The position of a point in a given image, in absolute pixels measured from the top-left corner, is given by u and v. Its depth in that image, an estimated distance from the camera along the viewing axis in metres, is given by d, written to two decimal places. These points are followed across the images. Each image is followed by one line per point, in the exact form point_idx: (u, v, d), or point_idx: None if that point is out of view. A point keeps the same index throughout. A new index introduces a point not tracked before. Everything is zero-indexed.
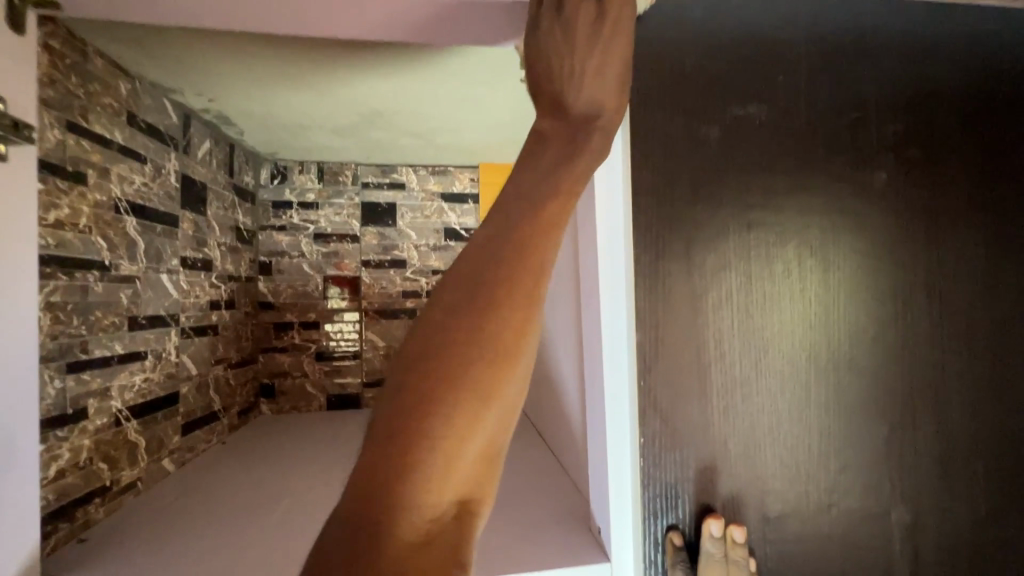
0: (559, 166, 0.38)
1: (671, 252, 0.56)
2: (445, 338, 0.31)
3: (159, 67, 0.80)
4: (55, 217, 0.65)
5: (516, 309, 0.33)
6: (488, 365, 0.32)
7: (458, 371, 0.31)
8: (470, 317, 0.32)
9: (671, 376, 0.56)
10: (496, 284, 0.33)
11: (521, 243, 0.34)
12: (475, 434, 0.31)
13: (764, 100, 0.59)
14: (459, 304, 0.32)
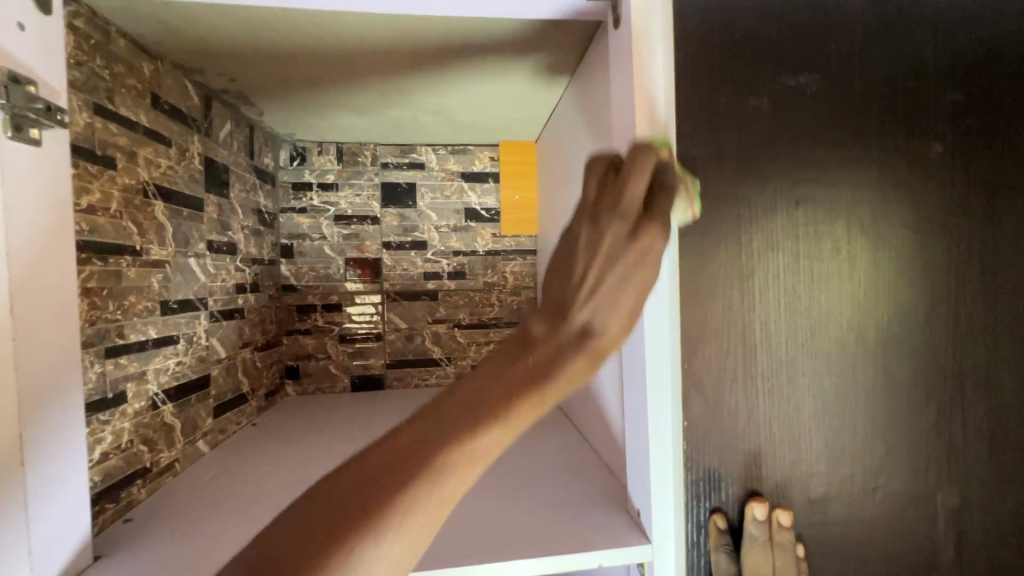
0: (584, 330, 0.42)
1: (717, 232, 0.54)
2: (423, 443, 0.39)
3: (182, 48, 0.78)
4: (88, 202, 0.65)
5: (473, 448, 0.39)
6: (431, 479, 0.38)
7: (396, 482, 0.38)
8: (442, 434, 0.39)
9: (716, 358, 0.55)
10: (473, 421, 0.40)
11: (498, 399, 0.41)
12: (403, 527, 0.37)
13: (815, 70, 0.56)
14: (426, 440, 0.39)
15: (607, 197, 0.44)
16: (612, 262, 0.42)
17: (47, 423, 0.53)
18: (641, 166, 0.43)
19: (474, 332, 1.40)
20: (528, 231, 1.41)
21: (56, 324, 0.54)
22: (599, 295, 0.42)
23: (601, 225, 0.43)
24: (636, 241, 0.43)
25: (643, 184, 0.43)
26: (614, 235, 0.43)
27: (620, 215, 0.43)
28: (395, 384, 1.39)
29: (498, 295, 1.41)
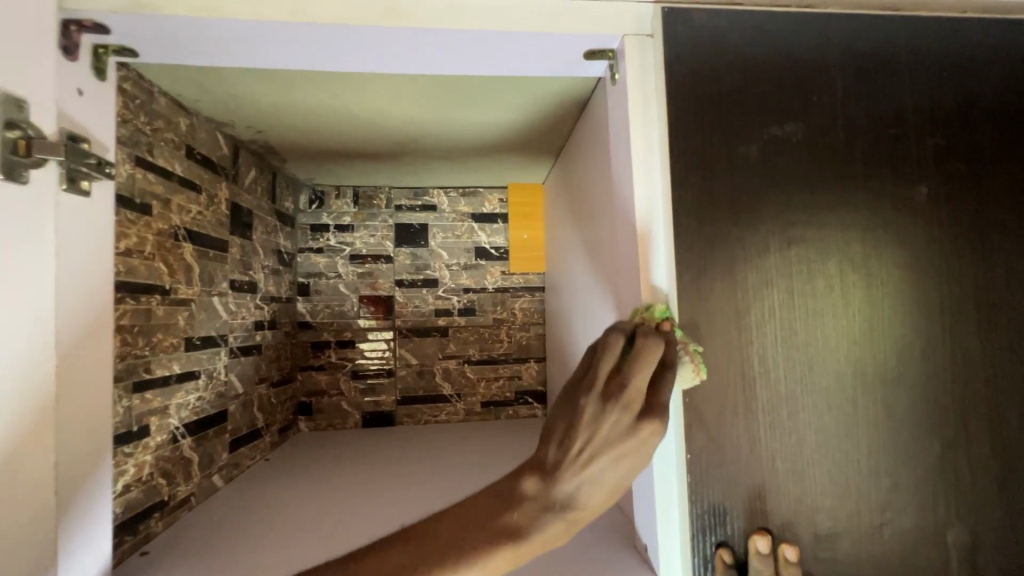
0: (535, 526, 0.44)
1: (713, 270, 0.57)
2: (386, 565, 0.42)
3: (215, 103, 0.85)
4: (125, 245, 0.70)
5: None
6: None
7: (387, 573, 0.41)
8: (401, 560, 0.42)
9: (717, 392, 0.56)
10: (428, 556, 0.42)
11: (479, 536, 0.43)
12: None
13: (800, 120, 0.60)
14: (403, 559, 0.42)
15: (601, 380, 0.48)
16: (611, 453, 0.45)
17: (80, 457, 0.56)
18: (624, 389, 0.47)
19: (485, 368, 1.42)
20: (536, 268, 1.44)
21: (90, 362, 0.58)
22: (595, 463, 0.45)
23: (602, 417, 0.46)
24: (625, 397, 0.47)
25: (644, 379, 0.47)
26: (615, 422, 0.46)
27: (608, 417, 0.46)
28: (406, 420, 1.40)
29: (508, 331, 1.43)
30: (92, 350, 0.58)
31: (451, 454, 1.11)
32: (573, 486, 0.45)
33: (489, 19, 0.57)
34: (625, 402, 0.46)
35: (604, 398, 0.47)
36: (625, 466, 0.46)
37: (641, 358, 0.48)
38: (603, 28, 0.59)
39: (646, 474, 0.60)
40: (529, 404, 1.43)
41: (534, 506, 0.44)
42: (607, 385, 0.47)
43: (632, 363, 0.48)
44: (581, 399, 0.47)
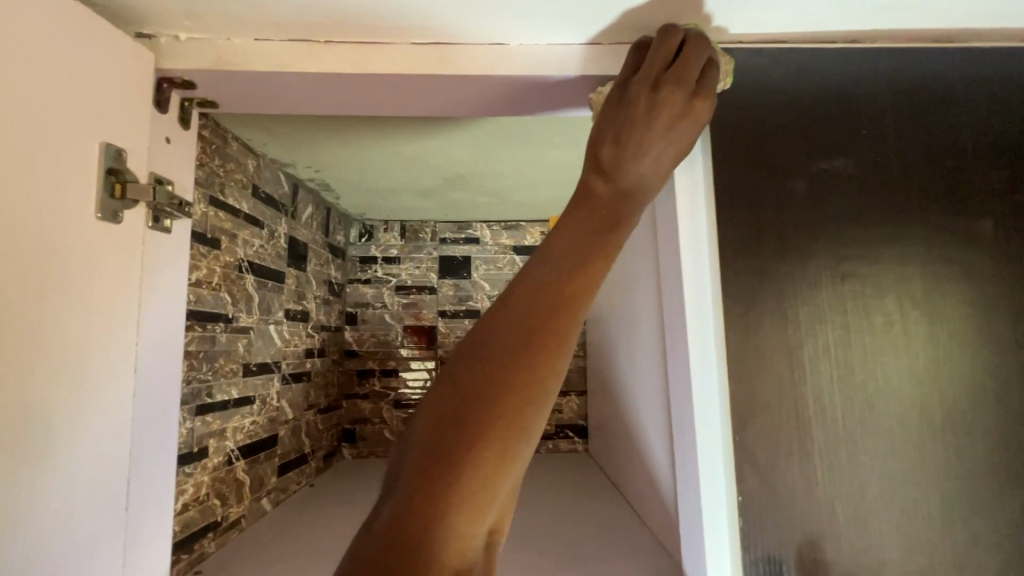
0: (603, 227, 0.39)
1: (763, 305, 0.56)
2: (492, 353, 0.33)
3: (280, 146, 0.93)
4: (197, 277, 0.75)
5: (543, 355, 0.34)
6: (506, 386, 0.32)
7: (500, 363, 0.33)
8: (512, 344, 0.33)
9: (769, 431, 0.54)
10: (532, 326, 0.34)
11: (570, 272, 0.37)
12: (507, 476, 0.32)
13: (850, 153, 0.59)
14: (505, 339, 0.33)
15: (659, 120, 0.45)
16: (662, 122, 0.45)
17: (147, 474, 0.59)
18: (683, 110, 0.46)
19: None
20: None
21: (164, 385, 0.62)
22: (653, 146, 0.44)
23: (655, 115, 0.45)
24: (685, 120, 0.46)
25: (694, 68, 0.49)
26: (671, 99, 0.46)
27: (669, 100, 0.46)
28: None
29: None
30: (167, 369, 0.63)
31: None
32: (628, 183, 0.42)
33: (537, 69, 0.61)
34: (678, 88, 0.47)
35: (663, 115, 0.45)
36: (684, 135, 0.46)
37: (685, 71, 0.48)
38: None
39: (694, 514, 0.58)
40: (569, 439, 1.41)
41: (603, 196, 0.41)
42: (651, 74, 0.48)
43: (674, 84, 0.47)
44: (631, 94, 0.46)
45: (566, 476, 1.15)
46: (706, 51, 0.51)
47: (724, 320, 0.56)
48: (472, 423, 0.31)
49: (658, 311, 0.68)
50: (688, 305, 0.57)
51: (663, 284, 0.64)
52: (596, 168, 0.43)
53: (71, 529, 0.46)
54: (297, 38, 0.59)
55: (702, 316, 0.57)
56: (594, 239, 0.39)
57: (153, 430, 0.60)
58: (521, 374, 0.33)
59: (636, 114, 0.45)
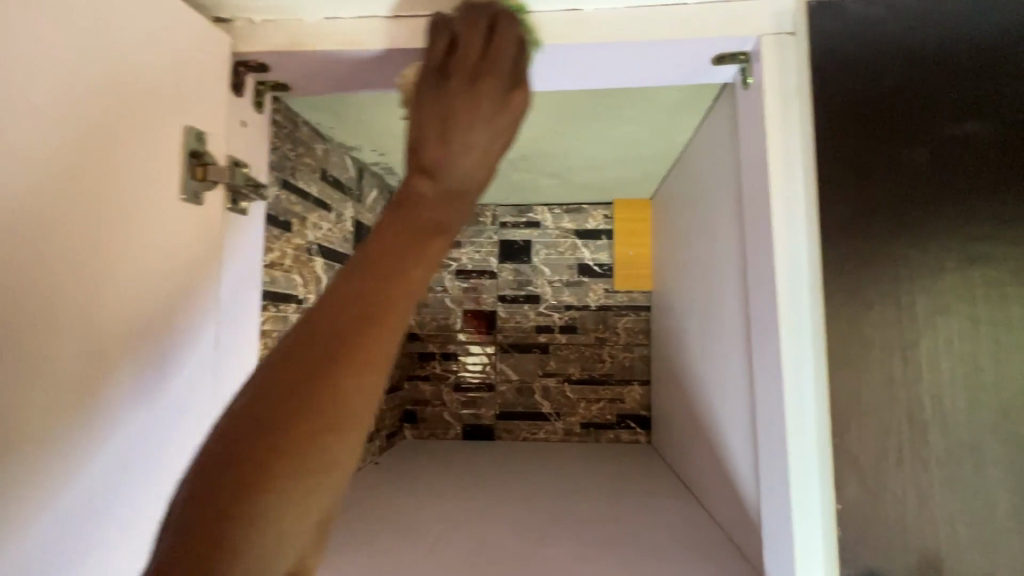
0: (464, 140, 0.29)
1: (871, 293, 0.49)
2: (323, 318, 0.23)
3: (347, 129, 0.93)
4: (271, 258, 0.77)
5: (380, 308, 0.24)
6: (332, 356, 0.22)
7: (326, 323, 0.23)
8: (341, 299, 0.24)
9: (875, 435, 0.48)
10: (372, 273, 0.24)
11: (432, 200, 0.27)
12: (320, 486, 0.21)
13: (988, 114, 0.50)
14: (333, 294, 0.24)
15: (425, 103, 0.32)
16: (504, 78, 0.34)
17: None
18: (494, 102, 0.32)
19: (585, 388, 1.38)
20: (641, 287, 1.39)
21: (243, 362, 0.66)
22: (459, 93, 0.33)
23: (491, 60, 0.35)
24: (500, 117, 0.32)
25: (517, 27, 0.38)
26: (503, 49, 0.36)
27: (483, 91, 0.32)
28: (505, 435, 1.39)
29: (609, 351, 1.39)
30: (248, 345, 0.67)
31: (551, 474, 1.08)
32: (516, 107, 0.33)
33: (613, 35, 0.56)
34: (494, 78, 0.33)
35: (482, 110, 0.31)
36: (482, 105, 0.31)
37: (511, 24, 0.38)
38: (737, 31, 0.55)
39: (781, 516, 0.53)
40: (631, 429, 1.36)
41: (423, 201, 0.27)
42: (458, 65, 0.34)
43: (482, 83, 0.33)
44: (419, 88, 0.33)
45: (629, 468, 1.11)
46: (525, 44, 0.37)
47: (824, 303, 0.50)
48: (285, 413, 0.22)
49: (743, 296, 0.62)
50: (779, 286, 0.52)
51: (750, 266, 0.58)
52: (421, 166, 0.28)
53: (158, 478, 0.49)
54: (366, 14, 0.59)
55: (796, 299, 0.52)
56: (478, 170, 0.29)
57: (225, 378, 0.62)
58: (354, 337, 0.23)
59: (465, 108, 0.31)
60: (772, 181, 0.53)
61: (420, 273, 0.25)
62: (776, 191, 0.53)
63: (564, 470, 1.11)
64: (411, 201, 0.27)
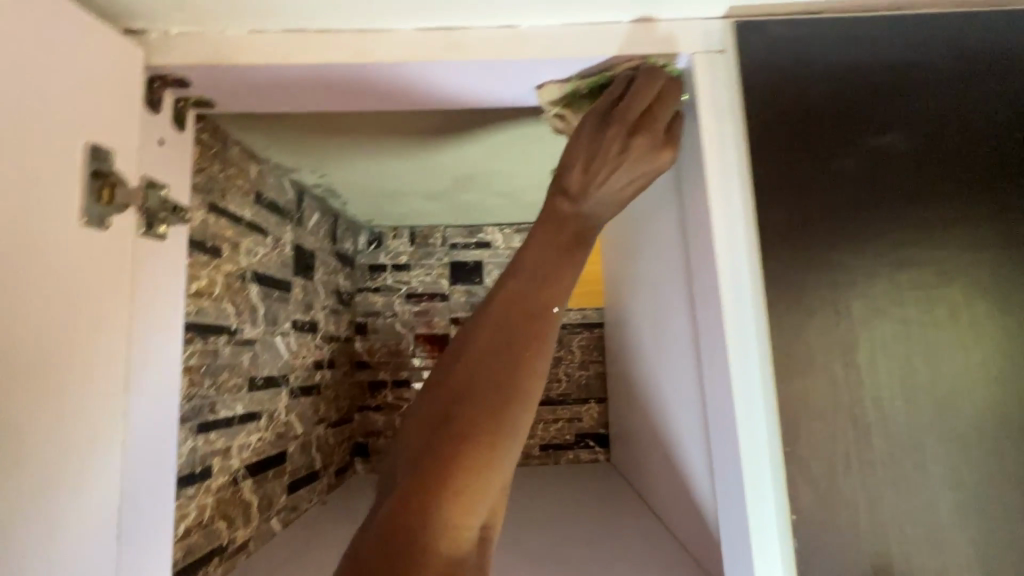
0: (538, 267, 0.51)
1: (810, 299, 0.50)
2: (477, 387, 0.45)
3: (284, 150, 0.89)
4: (197, 287, 0.71)
5: (493, 413, 0.44)
6: (478, 425, 0.43)
7: (484, 387, 0.45)
8: (485, 391, 0.45)
9: (823, 441, 0.48)
10: (501, 368, 0.46)
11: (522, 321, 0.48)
12: (474, 502, 0.41)
13: (902, 128, 0.54)
14: (474, 376, 0.45)
15: (577, 161, 0.54)
16: (624, 163, 0.53)
17: (144, 501, 0.55)
18: (650, 156, 0.53)
19: (543, 408, 1.36)
20: (594, 304, 1.39)
21: (163, 402, 0.58)
22: (608, 175, 0.53)
23: (627, 142, 0.53)
24: (653, 158, 0.53)
25: (639, 103, 0.54)
26: (593, 134, 0.54)
27: (614, 139, 0.53)
28: None
29: (565, 370, 1.37)
30: (163, 383, 0.59)
31: (509, 501, 1.04)
32: (577, 229, 0.53)
33: (548, 53, 0.56)
34: (651, 133, 0.54)
35: (631, 159, 0.53)
36: (612, 162, 0.53)
37: (641, 87, 0.55)
38: (669, 50, 0.56)
39: (738, 528, 0.51)
40: (590, 448, 1.34)
41: (563, 216, 0.53)
42: (624, 113, 0.54)
43: (669, 95, 0.56)
44: (583, 122, 0.56)
45: (589, 490, 1.09)
46: (670, 83, 0.56)
47: (767, 311, 0.50)
48: (453, 445, 0.42)
49: (690, 305, 0.62)
50: (724, 299, 0.51)
51: (696, 277, 0.58)
52: (562, 190, 0.53)
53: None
54: (292, 28, 0.56)
55: (742, 311, 0.51)
56: (547, 271, 0.51)
57: (150, 424, 0.56)
58: (484, 426, 0.43)
59: (612, 157, 0.53)
60: (712, 195, 0.53)
61: (512, 390, 0.45)
62: (716, 199, 0.53)
63: (524, 495, 1.07)
64: (569, 219, 0.53)
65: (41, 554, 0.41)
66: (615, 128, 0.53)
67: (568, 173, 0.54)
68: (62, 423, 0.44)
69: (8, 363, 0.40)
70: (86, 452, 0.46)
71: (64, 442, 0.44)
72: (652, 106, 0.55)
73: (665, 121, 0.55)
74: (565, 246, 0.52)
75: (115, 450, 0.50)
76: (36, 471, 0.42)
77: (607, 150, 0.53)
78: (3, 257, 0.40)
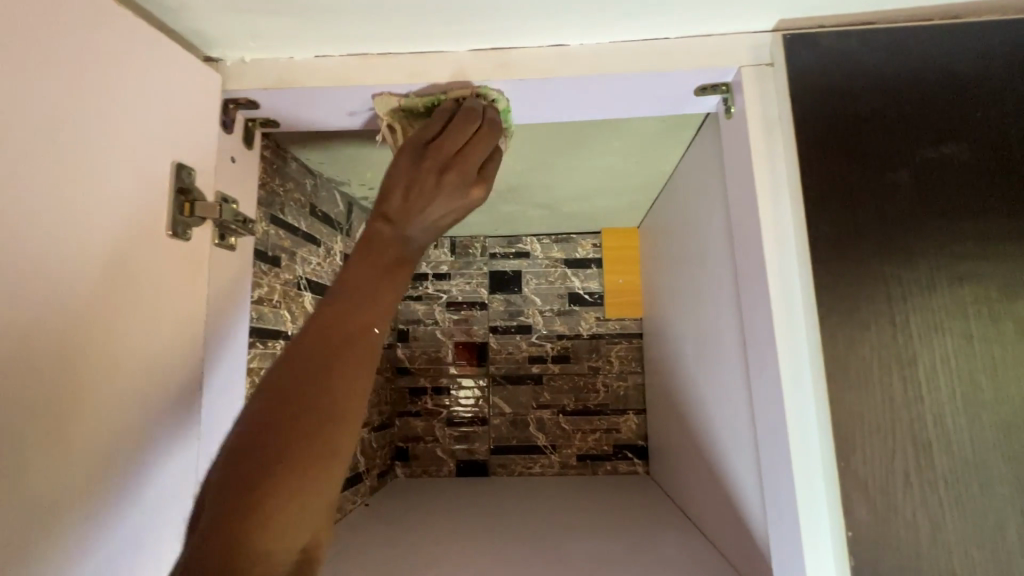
0: (360, 260, 0.42)
1: (866, 312, 0.50)
2: (305, 382, 0.35)
3: (337, 165, 0.94)
4: (259, 294, 0.76)
5: (322, 415, 0.34)
6: (292, 430, 0.33)
7: (320, 385, 0.35)
8: (317, 386, 0.35)
9: (881, 457, 0.47)
10: (331, 362, 0.36)
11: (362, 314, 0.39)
12: (300, 512, 0.32)
13: (962, 137, 0.52)
14: (301, 374, 0.35)
15: (399, 199, 0.47)
16: (440, 200, 0.47)
17: None
18: (462, 190, 0.49)
19: (580, 418, 1.36)
20: (633, 314, 1.39)
21: (228, 401, 0.63)
22: (417, 206, 0.46)
23: (439, 181, 0.49)
24: (465, 196, 0.49)
25: (471, 150, 0.52)
26: (404, 166, 0.50)
27: (448, 184, 0.49)
28: (500, 471, 1.35)
29: (603, 380, 1.37)
30: (230, 381, 0.64)
31: (548, 511, 1.04)
32: (396, 256, 0.43)
33: (597, 70, 0.58)
34: (461, 170, 0.50)
35: (445, 192, 0.48)
36: (440, 197, 0.48)
37: (458, 133, 0.53)
38: (718, 64, 0.57)
39: (790, 545, 0.51)
40: (628, 460, 1.33)
41: (385, 240, 0.44)
42: (435, 152, 0.51)
43: (479, 137, 0.54)
44: (400, 155, 0.52)
45: (629, 502, 1.08)
46: (495, 148, 0.55)
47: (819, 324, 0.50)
48: (275, 443, 0.32)
49: (739, 317, 0.62)
50: (774, 313, 0.52)
51: (745, 289, 0.58)
52: (381, 214, 0.45)
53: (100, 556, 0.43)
54: (354, 53, 0.60)
55: (792, 325, 0.51)
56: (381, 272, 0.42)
57: (211, 428, 0.60)
58: (299, 435, 0.33)
59: (429, 189, 0.48)
60: (761, 208, 0.53)
61: (329, 390, 0.35)
62: (766, 212, 0.53)
63: (562, 505, 1.07)
64: (381, 241, 0.44)
65: (136, 533, 0.46)
66: (433, 163, 0.50)
67: (409, 194, 0.47)
68: (147, 421, 0.48)
69: (129, 360, 0.46)
70: (181, 441, 0.52)
71: (148, 437, 0.48)
72: (467, 153, 0.52)
73: (472, 155, 0.52)
74: (387, 268, 0.42)
75: (192, 447, 0.54)
76: (126, 461, 0.46)
77: (409, 186, 0.48)
78: (121, 269, 0.46)
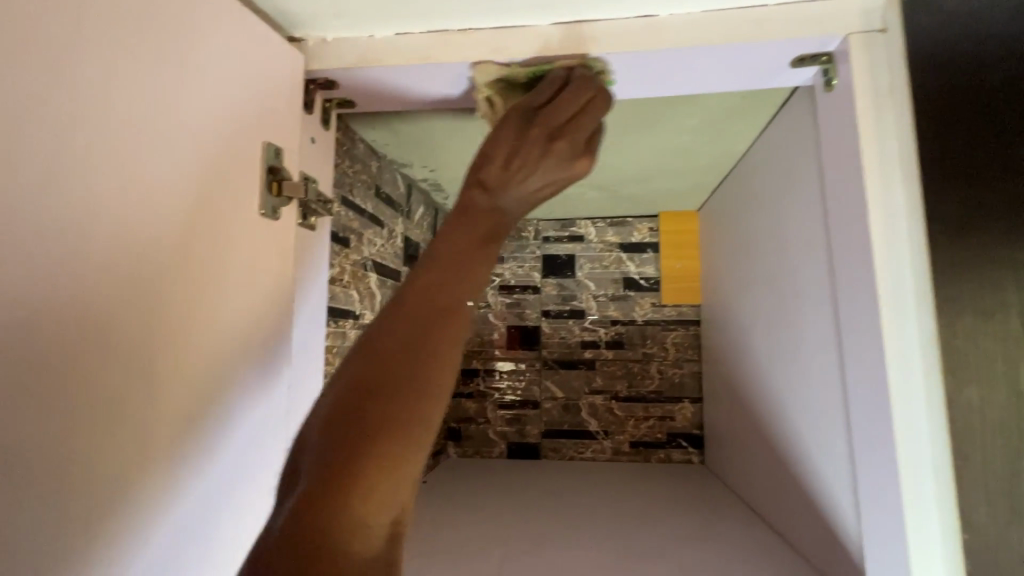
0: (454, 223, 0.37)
1: (988, 300, 0.46)
2: (397, 351, 0.31)
3: (402, 147, 0.94)
4: (332, 274, 0.77)
5: (417, 390, 0.30)
6: (385, 405, 0.29)
7: (405, 357, 0.31)
8: (410, 357, 0.31)
9: (1001, 457, 0.44)
10: (428, 331, 0.32)
11: (457, 277, 0.34)
12: (387, 503, 0.28)
13: None
14: (393, 346, 0.31)
15: (500, 160, 0.42)
16: (544, 164, 0.43)
17: None
18: (568, 164, 0.44)
19: (634, 405, 1.34)
20: (691, 300, 1.35)
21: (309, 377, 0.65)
22: (521, 173, 0.41)
23: (546, 150, 0.44)
24: (570, 169, 0.44)
25: (586, 117, 0.50)
26: (507, 135, 0.45)
27: (553, 150, 0.44)
28: (551, 455, 1.36)
29: (658, 367, 1.34)
30: (309, 358, 0.66)
31: (605, 496, 1.03)
32: (514, 198, 0.40)
33: (687, 41, 0.55)
34: (572, 139, 0.47)
35: (551, 162, 0.43)
36: (537, 163, 0.42)
37: (569, 104, 0.50)
38: (822, 33, 0.53)
39: (890, 543, 0.48)
40: (682, 449, 1.31)
41: (481, 210, 0.38)
42: (552, 118, 0.48)
43: (593, 105, 0.51)
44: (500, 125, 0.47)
45: (687, 491, 1.06)
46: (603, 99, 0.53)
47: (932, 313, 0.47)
48: (361, 426, 0.28)
49: (833, 304, 0.59)
50: (880, 301, 0.49)
51: (843, 275, 0.55)
52: (478, 179, 0.40)
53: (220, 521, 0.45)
54: (434, 29, 0.59)
55: (900, 313, 0.48)
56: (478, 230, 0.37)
57: (296, 404, 0.63)
58: (388, 408, 0.29)
59: (532, 158, 0.43)
60: (868, 187, 0.50)
61: (431, 362, 0.31)
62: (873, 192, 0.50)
63: (618, 491, 1.07)
64: (476, 208, 0.38)
65: (249, 500, 0.48)
66: (540, 136, 0.45)
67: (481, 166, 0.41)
68: (248, 400, 0.49)
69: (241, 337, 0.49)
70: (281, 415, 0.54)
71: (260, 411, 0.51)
72: (569, 126, 0.48)
73: (584, 128, 0.49)
74: (481, 239, 0.36)
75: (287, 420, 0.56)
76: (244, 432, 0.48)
77: (512, 151, 0.43)
78: (236, 250, 0.48)
